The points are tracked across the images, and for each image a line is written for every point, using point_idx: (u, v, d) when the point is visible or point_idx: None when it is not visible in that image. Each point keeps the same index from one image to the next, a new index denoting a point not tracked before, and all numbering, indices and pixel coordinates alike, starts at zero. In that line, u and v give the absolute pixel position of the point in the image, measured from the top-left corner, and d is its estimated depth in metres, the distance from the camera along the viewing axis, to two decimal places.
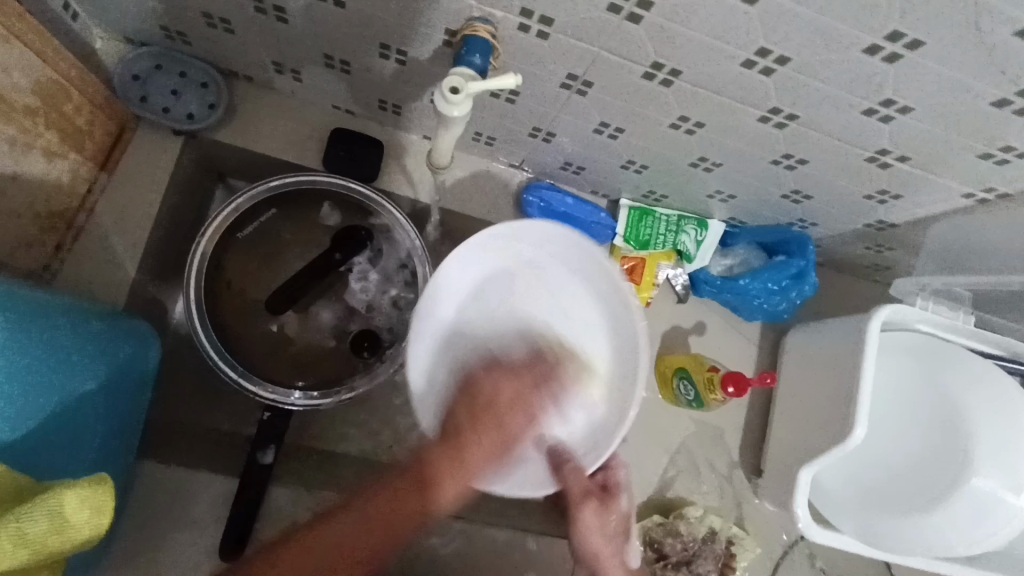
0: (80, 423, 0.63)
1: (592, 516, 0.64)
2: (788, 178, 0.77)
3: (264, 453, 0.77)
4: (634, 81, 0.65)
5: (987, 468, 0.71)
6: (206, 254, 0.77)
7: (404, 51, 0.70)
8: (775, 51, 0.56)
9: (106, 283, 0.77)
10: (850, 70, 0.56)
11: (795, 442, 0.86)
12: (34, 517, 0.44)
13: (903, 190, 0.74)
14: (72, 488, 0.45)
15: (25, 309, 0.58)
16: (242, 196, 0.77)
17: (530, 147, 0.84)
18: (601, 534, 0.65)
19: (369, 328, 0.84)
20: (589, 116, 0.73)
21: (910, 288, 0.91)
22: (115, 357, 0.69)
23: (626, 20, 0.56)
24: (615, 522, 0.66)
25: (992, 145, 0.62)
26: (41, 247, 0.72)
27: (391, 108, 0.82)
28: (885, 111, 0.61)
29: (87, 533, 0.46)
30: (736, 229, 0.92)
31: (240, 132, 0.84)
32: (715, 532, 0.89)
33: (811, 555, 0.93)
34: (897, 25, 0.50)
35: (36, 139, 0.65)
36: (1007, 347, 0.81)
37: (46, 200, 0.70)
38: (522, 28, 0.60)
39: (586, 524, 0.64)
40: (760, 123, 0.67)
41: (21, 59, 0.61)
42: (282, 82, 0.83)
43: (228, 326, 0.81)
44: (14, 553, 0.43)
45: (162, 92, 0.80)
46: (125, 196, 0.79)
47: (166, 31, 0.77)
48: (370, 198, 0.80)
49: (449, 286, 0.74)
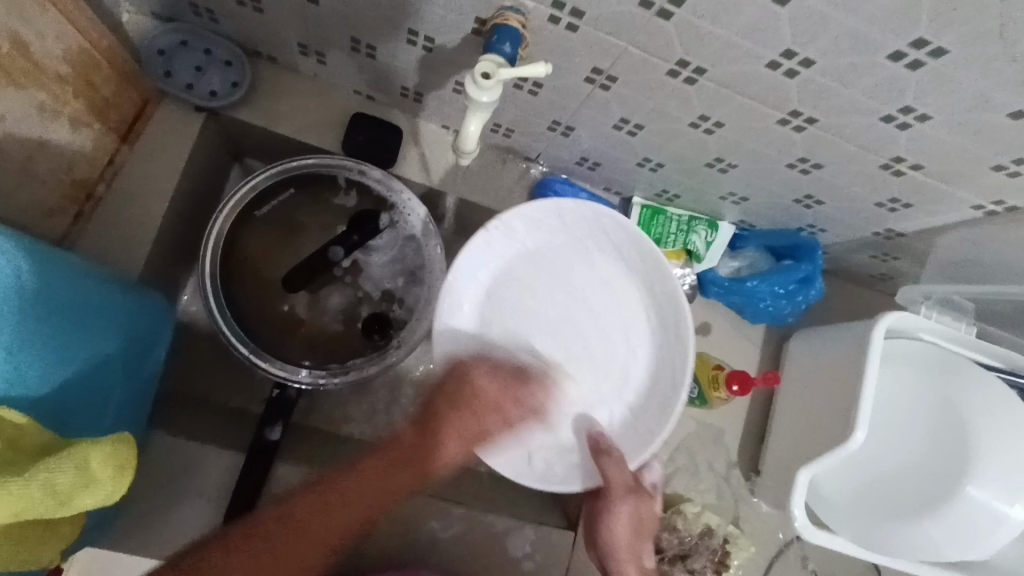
0: (99, 388, 0.64)
1: (626, 510, 0.75)
2: (802, 183, 0.78)
3: (272, 430, 0.79)
4: (659, 78, 0.66)
5: (985, 472, 0.73)
6: (223, 231, 0.78)
7: (431, 38, 0.70)
8: (800, 54, 0.57)
9: (121, 253, 0.77)
10: (872, 76, 0.57)
11: (794, 447, 0.87)
12: (62, 468, 0.47)
13: (915, 199, 0.75)
14: (99, 443, 0.49)
15: (52, 272, 0.59)
16: (260, 175, 0.79)
17: (548, 140, 0.85)
18: (629, 531, 0.75)
19: (380, 312, 0.86)
20: (610, 111, 0.74)
21: (915, 297, 0.89)
22: (132, 329, 0.70)
23: (657, 16, 0.57)
24: (646, 519, 0.76)
25: (1005, 157, 0.63)
26: (62, 213, 0.72)
27: (413, 95, 0.84)
28: (904, 118, 0.62)
29: (110, 490, 0.49)
30: (746, 232, 0.94)
31: (260, 111, 0.85)
32: (712, 529, 0.90)
33: (805, 557, 0.95)
34: (924, 32, 0.51)
35: (63, 106, 0.66)
36: (1008, 359, 0.81)
37: (70, 168, 0.71)
38: (553, 19, 0.61)
39: (620, 515, 0.75)
40: (779, 125, 0.68)
41: (56, 26, 0.62)
42: (306, 64, 0.84)
43: (245, 302, 0.81)
44: (42, 501, 0.46)
45: (188, 68, 0.81)
46: (145, 170, 0.80)
47: (194, 7, 0.77)
48: (383, 181, 0.82)
49: (510, 308, 0.84)
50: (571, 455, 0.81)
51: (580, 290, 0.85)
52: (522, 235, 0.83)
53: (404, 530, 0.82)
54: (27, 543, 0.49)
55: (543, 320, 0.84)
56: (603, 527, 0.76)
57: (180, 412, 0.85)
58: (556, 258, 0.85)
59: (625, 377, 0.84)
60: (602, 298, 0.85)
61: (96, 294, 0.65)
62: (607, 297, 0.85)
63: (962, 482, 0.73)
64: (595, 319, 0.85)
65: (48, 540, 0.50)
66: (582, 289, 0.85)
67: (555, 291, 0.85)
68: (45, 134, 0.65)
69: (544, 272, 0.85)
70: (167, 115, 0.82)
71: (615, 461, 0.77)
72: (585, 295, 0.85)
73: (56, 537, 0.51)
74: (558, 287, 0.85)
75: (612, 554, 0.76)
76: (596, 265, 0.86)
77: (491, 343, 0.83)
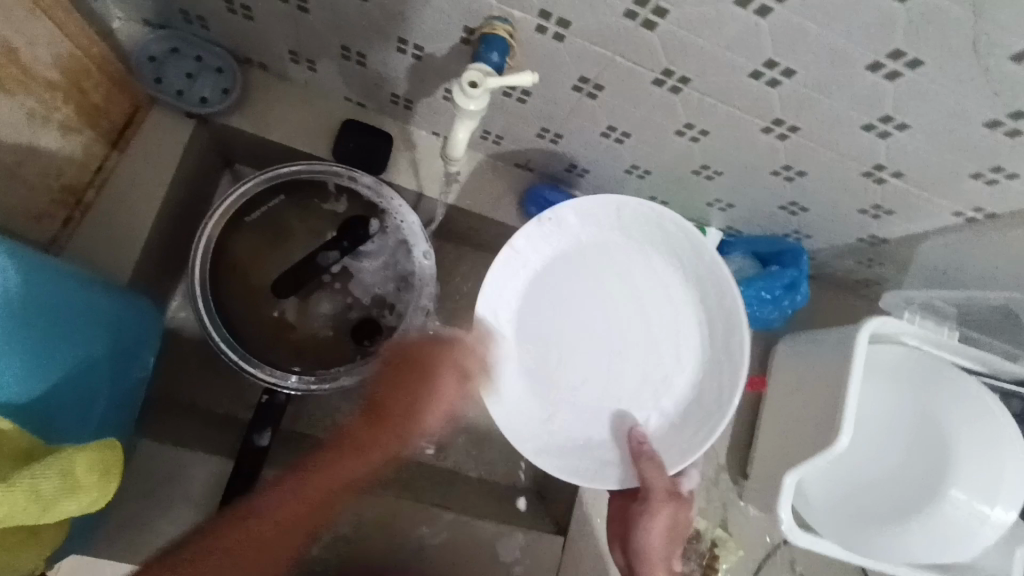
0: (86, 394, 0.64)
1: (664, 515, 0.75)
2: (786, 190, 0.80)
3: (260, 436, 0.79)
4: (645, 87, 0.67)
5: (965, 475, 0.73)
6: (212, 238, 0.78)
7: (420, 46, 0.71)
8: (781, 64, 0.58)
9: (109, 259, 0.77)
10: (852, 86, 0.58)
11: (783, 451, 0.87)
12: (48, 475, 0.47)
13: (897, 206, 0.77)
14: (84, 450, 0.49)
15: (41, 278, 0.60)
16: (248, 182, 0.79)
17: (537, 147, 0.85)
18: (663, 534, 0.76)
19: (370, 317, 0.87)
20: (598, 119, 0.75)
21: (898, 303, 0.91)
22: (119, 334, 0.70)
23: (641, 26, 0.58)
24: (679, 527, 0.77)
25: (983, 165, 0.65)
26: (50, 219, 0.72)
27: (403, 103, 0.84)
28: (884, 127, 0.63)
29: (93, 496, 0.49)
30: (732, 238, 0.95)
31: (250, 118, 0.85)
32: (699, 533, 0.93)
33: (792, 560, 0.95)
34: (900, 44, 0.52)
35: (53, 113, 0.66)
36: (988, 363, 0.81)
37: (59, 174, 0.71)
38: (540, 29, 0.62)
39: (655, 520, 0.75)
40: (763, 134, 0.69)
41: (46, 34, 0.62)
42: (297, 71, 0.84)
43: (235, 306, 0.82)
44: (26, 509, 0.46)
45: (178, 75, 0.81)
46: (134, 176, 0.80)
47: (185, 14, 0.77)
48: (373, 187, 0.82)
49: (561, 297, 0.81)
50: (608, 453, 0.80)
51: (639, 286, 0.81)
52: (577, 226, 0.80)
53: (393, 535, 0.82)
54: (8, 550, 0.48)
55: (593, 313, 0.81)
56: (637, 529, 0.77)
57: (168, 419, 0.84)
58: (612, 253, 0.81)
59: (671, 385, 0.81)
60: (659, 296, 0.81)
61: (84, 300, 0.65)
62: (664, 296, 0.81)
63: (945, 485, 0.73)
64: (650, 318, 0.81)
65: (29, 546, 0.50)
66: (646, 286, 0.81)
67: (610, 283, 0.81)
68: (33, 140, 0.65)
69: (600, 264, 0.81)
70: (157, 122, 0.82)
71: (652, 464, 0.76)
72: (642, 288, 0.81)
73: (37, 545, 0.51)
74: (613, 280, 0.81)
75: (641, 556, 0.77)
76: (657, 263, 0.81)
77: (536, 331, 0.81)
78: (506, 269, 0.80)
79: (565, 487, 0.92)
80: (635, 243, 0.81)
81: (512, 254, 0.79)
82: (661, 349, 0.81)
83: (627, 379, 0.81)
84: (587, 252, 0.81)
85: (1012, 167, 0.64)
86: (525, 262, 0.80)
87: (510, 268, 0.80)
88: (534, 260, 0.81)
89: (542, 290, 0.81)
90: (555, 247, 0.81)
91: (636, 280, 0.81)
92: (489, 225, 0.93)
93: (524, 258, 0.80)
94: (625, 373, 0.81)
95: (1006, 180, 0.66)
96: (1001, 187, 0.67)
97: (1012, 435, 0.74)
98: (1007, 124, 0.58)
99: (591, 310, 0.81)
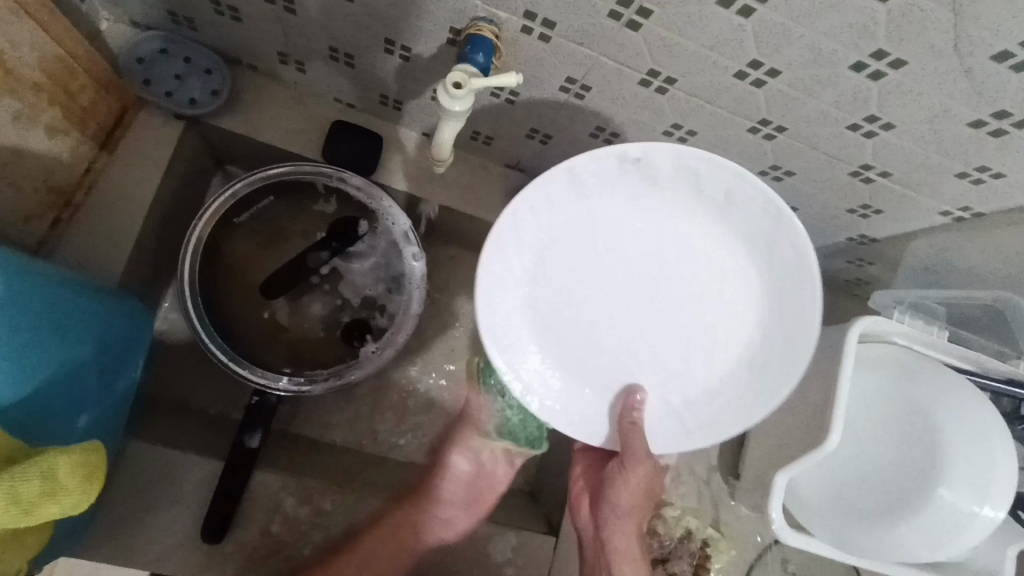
0: (75, 396, 0.64)
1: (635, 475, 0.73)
2: (776, 190, 0.80)
3: (251, 437, 0.79)
4: (632, 87, 0.67)
5: (954, 474, 0.73)
6: (202, 238, 0.78)
7: (408, 47, 0.71)
8: (766, 64, 0.58)
9: (99, 261, 0.77)
10: (836, 86, 0.58)
11: (773, 450, 0.88)
12: (28, 477, 0.47)
13: (886, 206, 0.77)
14: (66, 452, 0.49)
15: (29, 279, 0.60)
16: (240, 182, 0.79)
17: (527, 148, 0.86)
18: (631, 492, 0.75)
19: (361, 318, 0.87)
20: (586, 120, 0.75)
21: (887, 301, 0.90)
22: (108, 336, 0.70)
23: (626, 27, 0.58)
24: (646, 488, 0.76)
25: (969, 165, 0.65)
26: (39, 221, 0.72)
27: (393, 103, 0.84)
28: (870, 127, 0.63)
29: (77, 498, 0.49)
30: None
31: (240, 119, 0.85)
32: (691, 532, 0.92)
33: (784, 560, 0.94)
34: (883, 44, 0.52)
35: (39, 115, 0.66)
36: (978, 361, 0.80)
37: (47, 176, 0.71)
38: (525, 30, 0.62)
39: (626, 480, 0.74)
40: (750, 134, 0.69)
41: (31, 35, 0.62)
42: (286, 72, 0.84)
43: (226, 309, 0.82)
44: (6, 511, 0.46)
45: (167, 76, 0.81)
46: (124, 178, 0.80)
47: (173, 15, 0.77)
48: (364, 187, 0.82)
49: (588, 252, 0.73)
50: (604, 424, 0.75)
51: (679, 245, 0.73)
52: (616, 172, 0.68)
53: (384, 536, 0.82)
54: None
55: (624, 275, 0.73)
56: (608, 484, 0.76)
57: (159, 420, 0.84)
58: (651, 207, 0.72)
59: (710, 356, 0.74)
60: (700, 259, 0.73)
61: (73, 301, 0.65)
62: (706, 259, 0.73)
63: (934, 485, 0.73)
64: (684, 283, 0.73)
65: (12, 549, 0.50)
66: (685, 247, 0.73)
67: (646, 240, 0.73)
68: (21, 142, 0.65)
69: (642, 218, 0.72)
70: (146, 123, 0.82)
71: (636, 433, 0.72)
72: (681, 247, 0.73)
73: (18, 548, 0.51)
74: (649, 236, 0.73)
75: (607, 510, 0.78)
76: (700, 220, 0.72)
77: (557, 287, 0.73)
78: (524, 225, 0.69)
79: (557, 487, 0.92)
80: (682, 197, 0.71)
81: (530, 208, 0.68)
82: (700, 314, 0.74)
83: (659, 346, 0.74)
84: (622, 205, 0.72)
85: (998, 167, 0.64)
86: (548, 216, 0.70)
87: (529, 225, 0.70)
88: (561, 213, 0.71)
89: (569, 249, 0.72)
90: (589, 198, 0.71)
91: (674, 238, 0.73)
92: (480, 226, 0.93)
93: (545, 212, 0.70)
94: (655, 341, 0.74)
95: (992, 180, 0.66)
96: (988, 187, 0.68)
97: (1000, 434, 0.74)
98: (992, 123, 0.58)
99: (619, 269, 0.73)
